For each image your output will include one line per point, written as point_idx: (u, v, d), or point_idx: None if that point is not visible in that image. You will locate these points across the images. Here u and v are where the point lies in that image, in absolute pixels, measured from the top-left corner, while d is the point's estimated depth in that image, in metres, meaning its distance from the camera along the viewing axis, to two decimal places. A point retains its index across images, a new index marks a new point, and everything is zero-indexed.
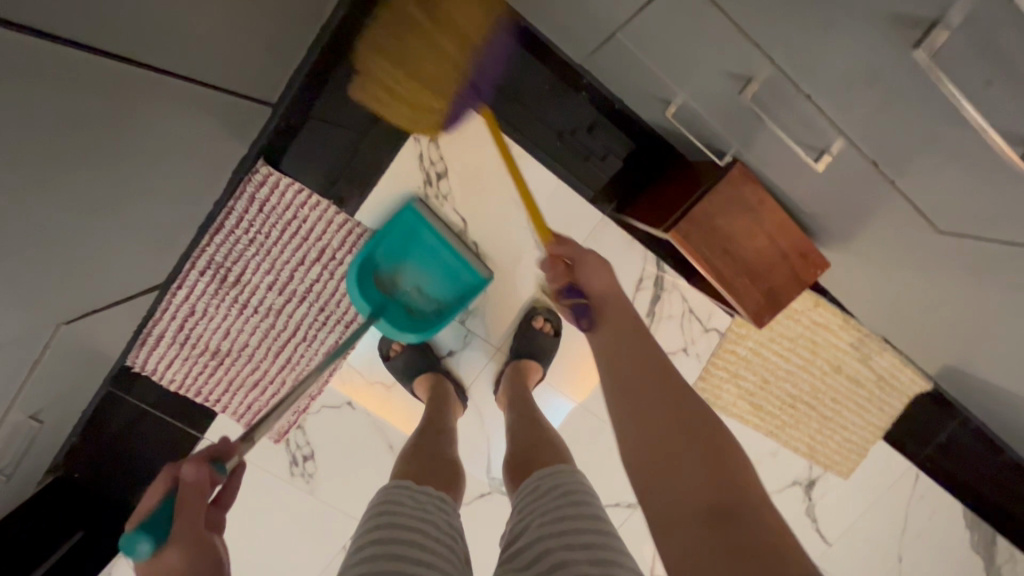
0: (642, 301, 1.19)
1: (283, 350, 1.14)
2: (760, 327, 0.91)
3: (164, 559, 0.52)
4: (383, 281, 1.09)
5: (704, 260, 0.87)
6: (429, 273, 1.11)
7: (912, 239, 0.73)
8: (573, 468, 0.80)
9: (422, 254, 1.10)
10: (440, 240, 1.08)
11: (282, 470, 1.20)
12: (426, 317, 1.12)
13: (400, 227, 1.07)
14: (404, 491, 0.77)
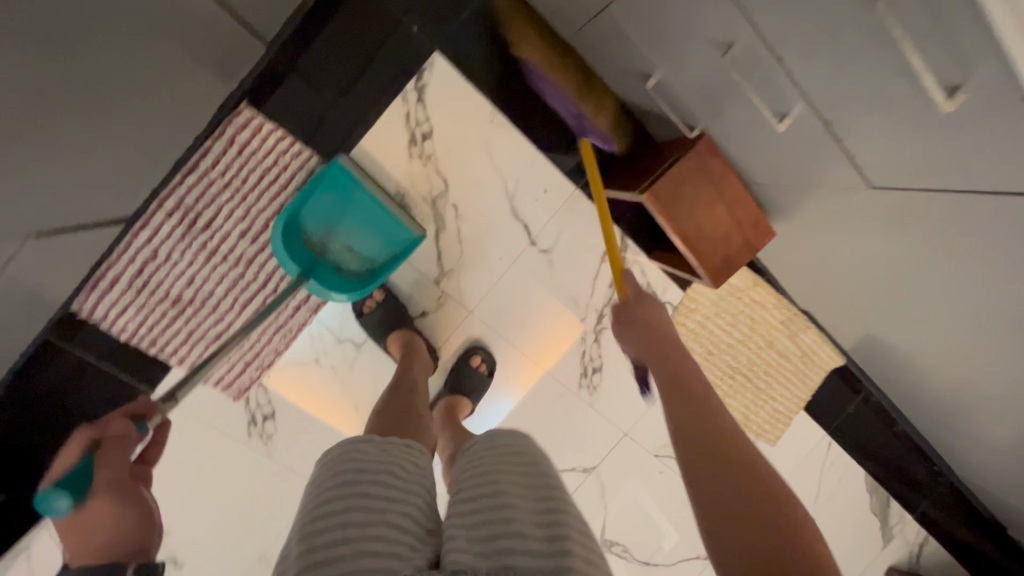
0: (605, 272, 1.27)
1: (250, 301, 1.10)
2: (716, 288, 1.01)
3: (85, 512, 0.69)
4: (310, 238, 1.05)
5: (672, 221, 0.95)
6: (359, 230, 1.09)
7: (844, 202, 0.86)
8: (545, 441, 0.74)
9: (353, 210, 1.07)
10: (372, 199, 1.07)
11: (238, 430, 1.16)
12: (358, 275, 1.11)
13: (328, 187, 1.04)
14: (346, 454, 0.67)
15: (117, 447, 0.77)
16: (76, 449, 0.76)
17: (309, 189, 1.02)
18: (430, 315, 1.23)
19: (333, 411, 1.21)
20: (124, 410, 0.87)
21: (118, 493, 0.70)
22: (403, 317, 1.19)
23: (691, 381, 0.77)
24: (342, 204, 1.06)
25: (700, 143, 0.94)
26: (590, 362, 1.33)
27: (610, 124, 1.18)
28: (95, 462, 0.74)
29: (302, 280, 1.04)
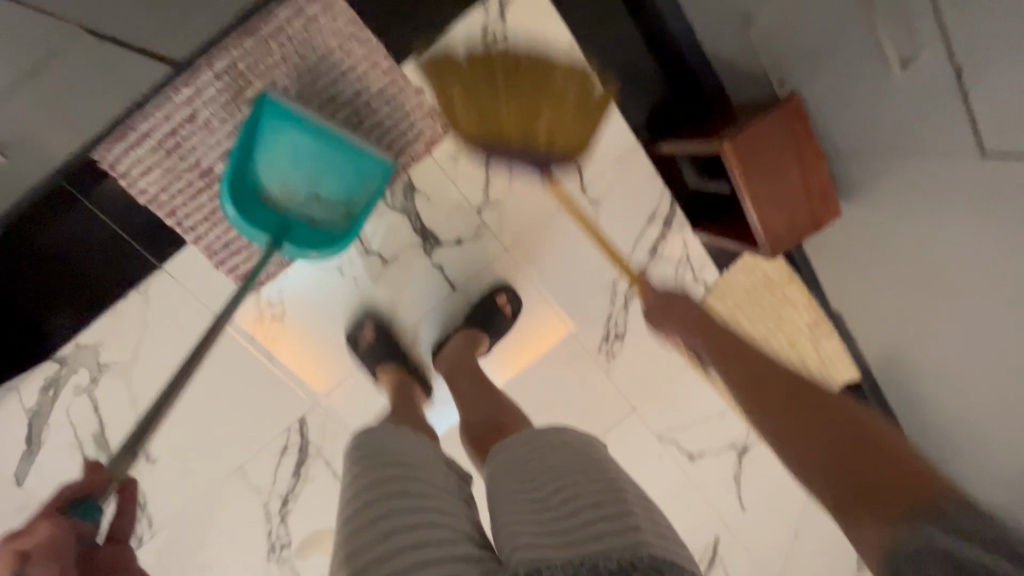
0: (648, 237, 1.24)
1: None
2: (772, 257, 0.98)
3: None
4: (271, 197, 0.96)
5: (745, 176, 0.92)
6: (322, 173, 0.97)
7: None
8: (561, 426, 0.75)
9: (301, 152, 0.95)
10: (322, 135, 0.95)
11: (243, 326, 1.12)
12: (336, 226, 1.01)
13: (270, 135, 0.94)
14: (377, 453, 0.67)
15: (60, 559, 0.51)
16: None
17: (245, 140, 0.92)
18: (462, 244, 1.14)
19: (343, 331, 1.15)
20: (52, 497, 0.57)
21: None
22: (437, 240, 1.13)
23: (769, 382, 0.72)
24: (287, 148, 0.95)
25: (789, 102, 0.92)
26: (613, 327, 1.28)
27: (683, 83, 1.15)
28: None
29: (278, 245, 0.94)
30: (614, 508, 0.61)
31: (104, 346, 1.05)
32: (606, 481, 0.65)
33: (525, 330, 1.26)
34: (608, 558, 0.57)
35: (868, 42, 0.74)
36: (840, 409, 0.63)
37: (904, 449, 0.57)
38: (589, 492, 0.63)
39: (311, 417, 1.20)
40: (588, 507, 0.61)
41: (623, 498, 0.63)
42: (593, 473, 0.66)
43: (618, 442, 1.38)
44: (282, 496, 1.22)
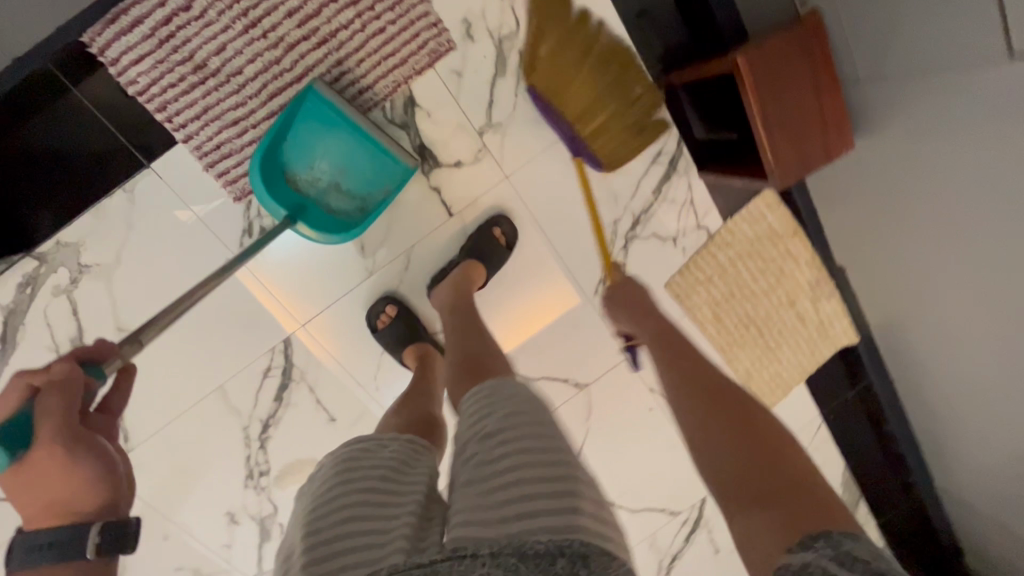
0: (652, 176, 1.21)
1: (281, 91, 0.99)
2: (779, 186, 0.95)
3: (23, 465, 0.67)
4: (296, 178, 1.00)
5: (757, 93, 0.89)
6: (347, 165, 1.02)
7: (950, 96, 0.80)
8: (516, 402, 0.68)
9: (332, 142, 1.00)
10: (353, 129, 1.00)
11: (231, 238, 1.05)
12: (350, 215, 1.05)
13: (307, 123, 0.98)
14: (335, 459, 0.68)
15: (61, 394, 0.70)
16: (16, 397, 0.70)
17: (284, 123, 0.96)
18: (461, 167, 1.11)
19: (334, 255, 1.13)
20: (73, 352, 0.76)
21: (73, 444, 0.68)
22: (436, 160, 1.09)
23: (699, 386, 0.79)
24: (318, 138, 0.99)
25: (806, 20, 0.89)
26: None
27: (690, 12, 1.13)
28: (36, 408, 0.69)
29: (291, 223, 0.98)
30: (559, 495, 0.57)
31: (86, 247, 1.02)
32: (560, 454, 0.61)
33: (524, 267, 1.23)
34: (538, 538, 0.53)
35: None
36: (765, 429, 0.70)
37: (801, 470, 0.64)
38: (538, 467, 0.59)
39: (296, 339, 1.17)
40: (529, 482, 0.58)
41: (570, 475, 0.59)
42: (545, 447, 0.62)
43: (609, 391, 1.35)
44: (264, 420, 1.20)
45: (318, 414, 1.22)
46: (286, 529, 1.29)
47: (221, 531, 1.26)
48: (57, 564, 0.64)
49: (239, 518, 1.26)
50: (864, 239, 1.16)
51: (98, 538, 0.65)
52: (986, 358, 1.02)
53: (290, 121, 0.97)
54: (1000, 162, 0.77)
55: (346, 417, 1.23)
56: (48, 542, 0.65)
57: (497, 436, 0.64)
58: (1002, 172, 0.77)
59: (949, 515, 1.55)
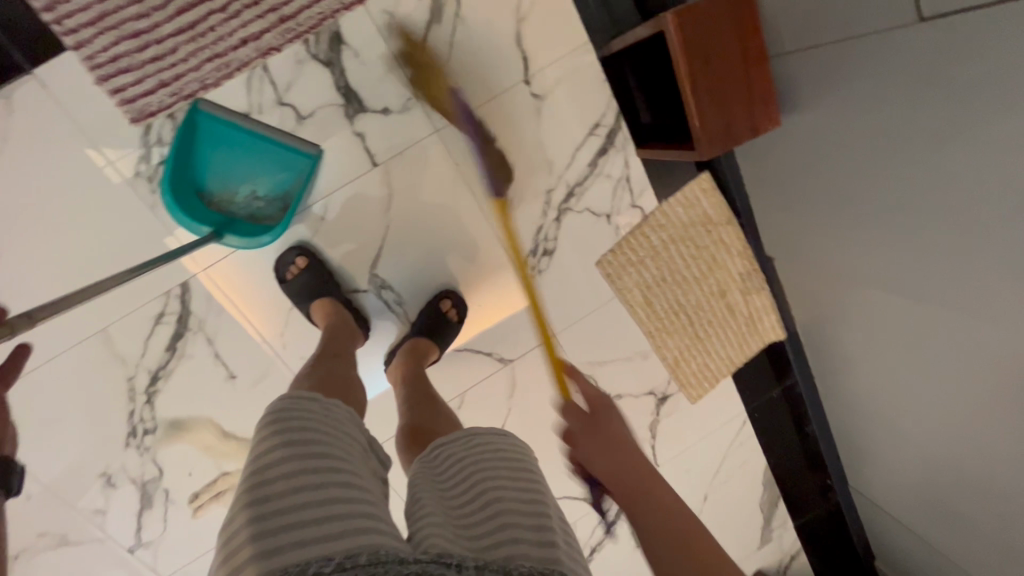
0: (589, 148, 1.18)
1: (191, 7, 0.91)
2: (706, 156, 0.94)
3: None
4: (216, 197, 1.02)
5: (687, 55, 0.88)
6: (258, 169, 1.02)
7: (876, 63, 0.81)
8: (491, 435, 0.78)
9: (238, 155, 1.00)
10: (251, 135, 0.98)
11: (127, 165, 0.97)
12: (276, 216, 1.04)
13: (206, 145, 0.99)
14: (300, 411, 0.70)
15: None
16: None
17: (184, 149, 0.97)
18: (389, 116, 1.05)
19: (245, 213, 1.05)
20: None
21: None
22: (363, 104, 1.04)
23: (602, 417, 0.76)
24: (220, 153, 1.00)
25: None
26: (543, 242, 1.22)
27: None
28: None
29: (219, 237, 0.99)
30: (534, 521, 0.67)
31: None
32: (532, 488, 0.71)
33: (449, 228, 1.16)
34: (520, 557, 0.63)
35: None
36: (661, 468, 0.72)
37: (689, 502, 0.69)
38: (515, 498, 0.69)
39: (196, 285, 1.08)
40: (508, 510, 0.67)
41: (544, 504, 0.70)
42: (524, 480, 0.72)
43: (534, 370, 1.31)
44: (153, 372, 1.10)
45: (216, 370, 1.12)
46: (171, 496, 1.18)
47: (95, 495, 1.14)
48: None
49: (116, 481, 1.14)
50: (792, 226, 1.17)
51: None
52: (898, 344, 1.04)
53: (193, 149, 0.99)
54: (923, 126, 0.78)
55: (247, 375, 1.14)
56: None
57: (481, 462, 0.73)
58: (925, 138, 0.79)
59: (861, 515, 1.58)
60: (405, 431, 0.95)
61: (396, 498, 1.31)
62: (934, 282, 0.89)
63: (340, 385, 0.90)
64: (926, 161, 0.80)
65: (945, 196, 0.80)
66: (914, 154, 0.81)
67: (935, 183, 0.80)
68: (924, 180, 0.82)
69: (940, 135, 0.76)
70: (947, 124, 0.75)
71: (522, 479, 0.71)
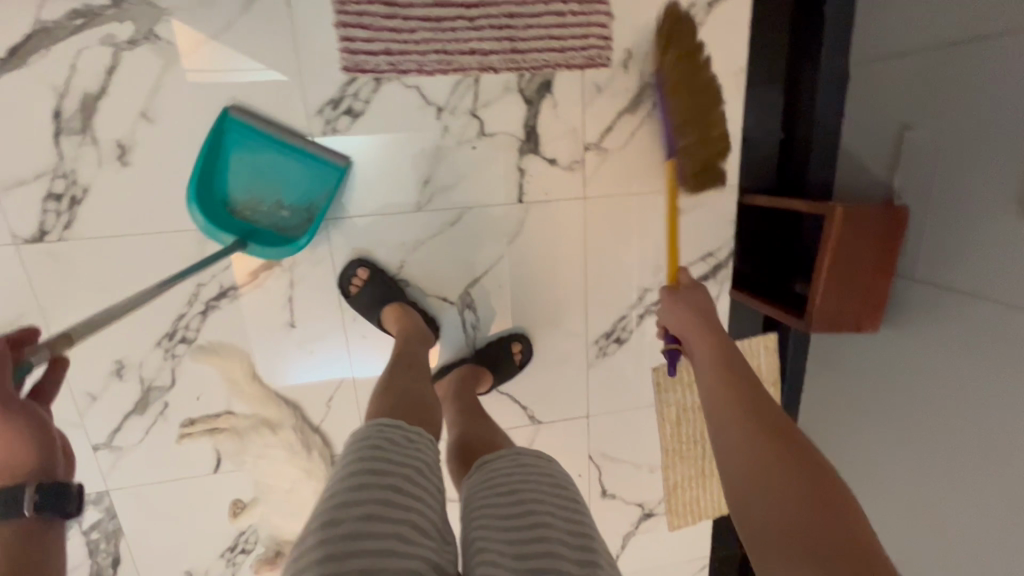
0: (695, 270, 1.27)
1: (446, 5, 0.99)
2: (809, 329, 1.05)
3: None
4: (241, 205, 1.02)
5: (835, 246, 0.99)
6: (282, 180, 1.02)
7: (971, 334, 0.91)
8: (542, 464, 0.75)
9: (265, 162, 1.01)
10: (279, 143, 0.99)
11: (315, 102, 1.00)
12: (300, 227, 1.05)
13: (363, 128, 1.03)
14: (388, 434, 0.78)
15: None
16: None
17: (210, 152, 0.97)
18: (553, 167, 1.12)
19: (385, 187, 1.07)
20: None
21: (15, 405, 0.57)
22: (537, 147, 1.10)
23: (729, 378, 0.79)
24: (244, 161, 1.00)
25: (899, 211, 1.00)
26: (620, 329, 1.28)
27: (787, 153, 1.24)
28: None
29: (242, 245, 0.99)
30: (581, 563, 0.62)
31: (169, 19, 0.92)
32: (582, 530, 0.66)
33: (548, 281, 1.21)
34: None
35: (1008, 176, 0.83)
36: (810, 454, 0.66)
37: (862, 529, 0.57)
38: (561, 533, 0.65)
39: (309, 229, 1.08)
40: (554, 543, 0.63)
41: (592, 545, 0.65)
42: (571, 513, 0.68)
43: (555, 439, 1.33)
44: (224, 286, 1.07)
45: (280, 313, 1.11)
46: (168, 412, 1.12)
47: (99, 378, 1.08)
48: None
49: (124, 374, 1.08)
50: (828, 417, 1.26)
51: (34, 497, 0.55)
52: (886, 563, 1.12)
53: (220, 156, 0.99)
54: (996, 403, 0.88)
55: (306, 330, 1.13)
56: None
57: (527, 487, 0.71)
58: (993, 407, 0.88)
59: None
60: (451, 448, 0.94)
61: None
62: (950, 525, 0.97)
63: (416, 404, 0.90)
64: (981, 425, 0.90)
65: (993, 466, 0.89)
66: (977, 415, 0.91)
67: (985, 448, 0.90)
68: (971, 442, 0.92)
69: (1003, 407, 0.87)
70: (1009, 403, 0.86)
71: (570, 517, 0.67)
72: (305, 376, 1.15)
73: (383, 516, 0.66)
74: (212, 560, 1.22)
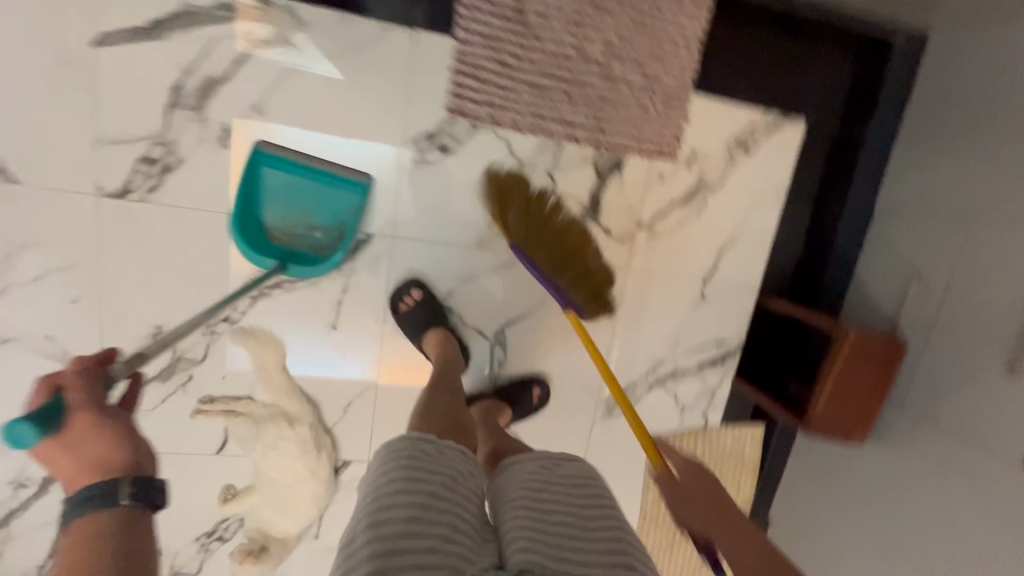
0: (707, 354, 1.37)
1: (551, 78, 1.09)
2: (807, 429, 1.16)
3: (73, 430, 0.63)
4: (278, 233, 1.08)
5: (843, 363, 1.12)
6: (312, 206, 1.08)
7: (950, 465, 1.04)
8: (581, 470, 0.81)
9: (294, 189, 1.06)
10: (306, 170, 1.05)
11: (415, 132, 1.08)
12: (332, 246, 1.11)
13: (450, 164, 1.11)
14: (418, 441, 0.80)
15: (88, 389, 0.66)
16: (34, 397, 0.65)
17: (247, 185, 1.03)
18: (606, 236, 1.23)
19: (454, 221, 1.15)
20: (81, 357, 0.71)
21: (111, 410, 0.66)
22: (597, 215, 1.21)
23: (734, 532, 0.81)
24: (276, 191, 1.06)
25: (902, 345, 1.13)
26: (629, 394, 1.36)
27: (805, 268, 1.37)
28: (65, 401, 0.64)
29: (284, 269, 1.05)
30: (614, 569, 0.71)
31: (307, 31, 1.00)
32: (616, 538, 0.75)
33: (576, 336, 1.29)
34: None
35: (1002, 338, 0.99)
36: None
37: None
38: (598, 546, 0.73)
39: (375, 243, 1.13)
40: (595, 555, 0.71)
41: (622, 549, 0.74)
42: (608, 520, 0.76)
43: None
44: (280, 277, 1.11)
45: (325, 314, 1.15)
46: (191, 386, 1.13)
47: (132, 338, 1.08)
48: (96, 520, 0.60)
49: (159, 340, 1.09)
50: (795, 514, 1.36)
51: (131, 490, 0.62)
52: None
53: (254, 189, 1.05)
54: (964, 530, 1.00)
55: (345, 335, 1.17)
56: (85, 497, 0.61)
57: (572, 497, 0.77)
58: (961, 534, 1.01)
59: None
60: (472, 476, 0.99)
61: None
62: None
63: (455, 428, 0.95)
64: (948, 547, 1.03)
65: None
66: (946, 538, 1.03)
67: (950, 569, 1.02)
68: (932, 564, 1.05)
69: (970, 536, 0.99)
70: (973, 533, 0.99)
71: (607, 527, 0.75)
72: (332, 378, 1.18)
73: (430, 516, 0.70)
74: (186, 542, 1.21)
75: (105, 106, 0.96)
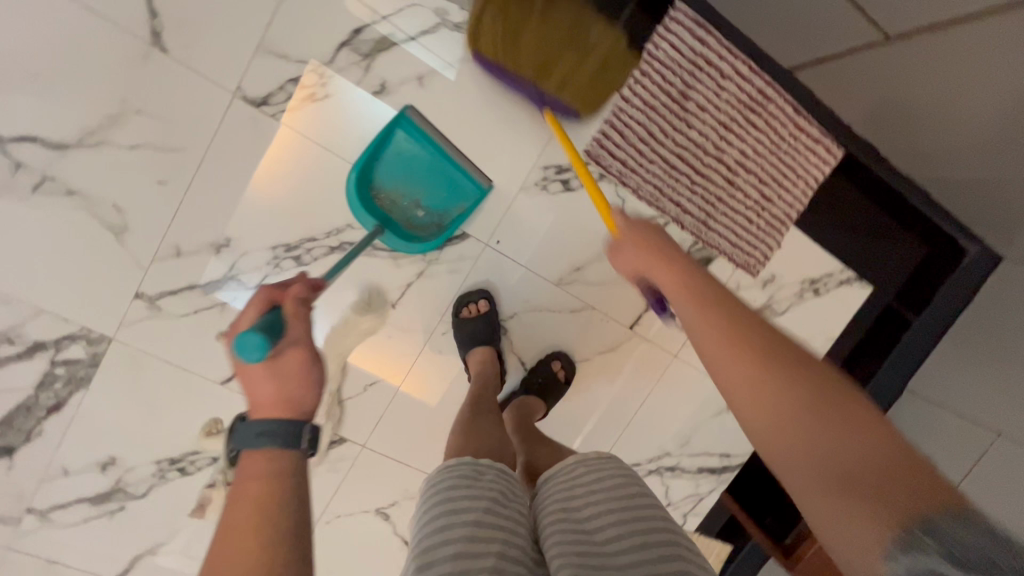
0: (710, 462, 1.40)
1: (682, 163, 1.16)
2: None
3: (283, 355, 0.66)
4: (383, 196, 1.05)
5: None
6: (427, 186, 1.06)
7: None
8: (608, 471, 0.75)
9: (418, 164, 1.04)
10: (438, 150, 1.03)
11: (548, 160, 1.11)
12: (428, 229, 1.09)
13: (565, 200, 1.14)
14: (453, 470, 0.75)
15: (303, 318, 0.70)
16: (256, 308, 0.69)
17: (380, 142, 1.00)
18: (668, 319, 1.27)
19: (544, 252, 1.17)
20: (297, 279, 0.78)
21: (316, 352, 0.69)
22: None
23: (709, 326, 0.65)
24: (400, 156, 1.03)
25: None
26: None
27: None
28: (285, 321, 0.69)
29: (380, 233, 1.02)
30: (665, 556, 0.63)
31: None
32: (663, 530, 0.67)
33: (604, 400, 1.30)
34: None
35: None
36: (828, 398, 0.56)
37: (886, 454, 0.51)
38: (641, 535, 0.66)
39: (466, 243, 1.14)
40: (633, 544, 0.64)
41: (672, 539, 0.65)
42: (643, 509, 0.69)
43: None
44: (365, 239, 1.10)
45: (390, 290, 1.13)
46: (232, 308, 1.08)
47: (196, 240, 1.04)
48: (271, 454, 0.61)
49: (221, 253, 1.05)
50: None
51: (309, 436, 0.63)
52: None
53: (382, 147, 1.02)
54: None
55: (399, 317, 1.15)
56: (266, 430, 0.61)
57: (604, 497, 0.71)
58: None
59: None
60: None
61: (328, 500, 1.21)
62: None
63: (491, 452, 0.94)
64: None
65: None
66: None
67: None
68: None
69: None
70: None
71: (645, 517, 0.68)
72: (367, 352, 1.15)
73: (476, 541, 0.64)
74: (147, 461, 1.14)
75: (286, 19, 0.96)
